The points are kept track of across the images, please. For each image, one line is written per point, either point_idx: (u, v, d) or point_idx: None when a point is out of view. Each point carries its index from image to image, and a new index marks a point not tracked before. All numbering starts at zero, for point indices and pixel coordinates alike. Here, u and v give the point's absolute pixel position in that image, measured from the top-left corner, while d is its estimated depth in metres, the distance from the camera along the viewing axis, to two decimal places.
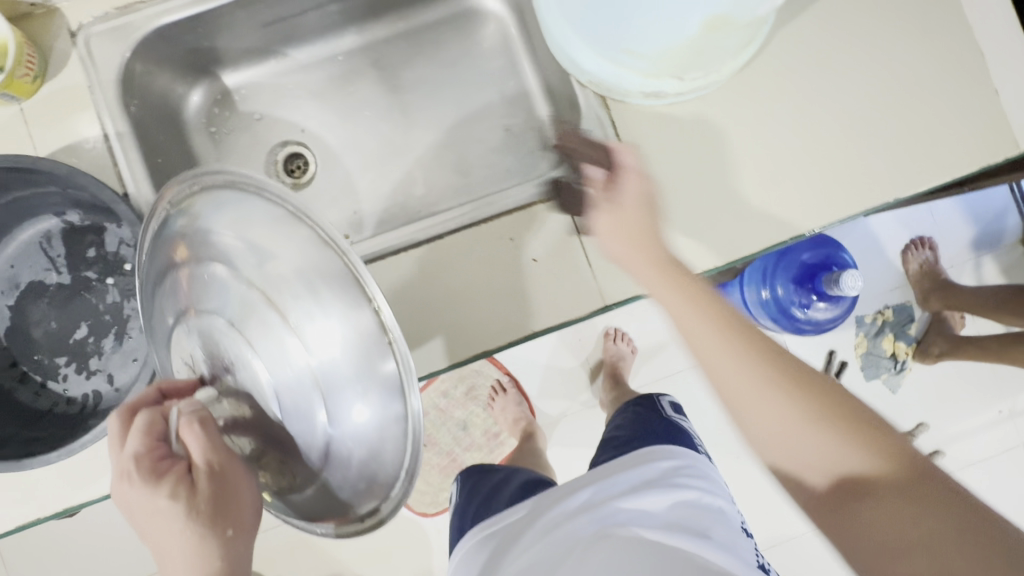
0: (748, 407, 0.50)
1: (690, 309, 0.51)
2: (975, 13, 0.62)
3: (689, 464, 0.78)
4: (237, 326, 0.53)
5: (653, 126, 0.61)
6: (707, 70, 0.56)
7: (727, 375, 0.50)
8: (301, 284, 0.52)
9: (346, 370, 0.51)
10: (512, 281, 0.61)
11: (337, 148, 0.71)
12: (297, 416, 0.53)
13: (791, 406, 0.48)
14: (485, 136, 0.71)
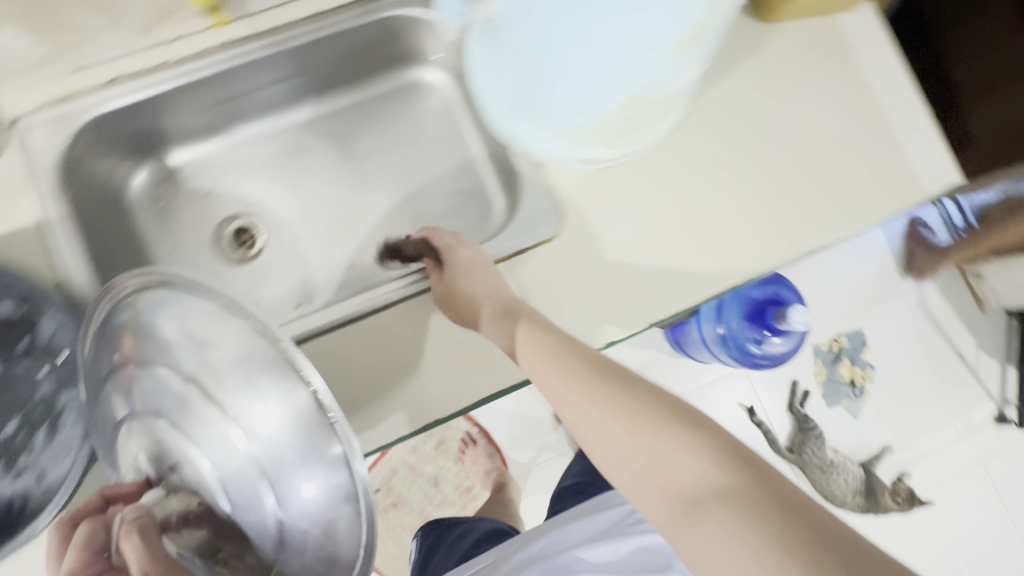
0: (572, 398, 0.52)
1: (588, 408, 0.50)
2: (872, 74, 0.68)
3: (635, 509, 0.93)
4: (181, 427, 0.54)
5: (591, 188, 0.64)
6: (634, 138, 0.60)
7: (603, 435, 0.49)
8: (238, 372, 0.53)
9: (289, 455, 0.52)
10: (460, 346, 0.61)
11: (286, 220, 0.72)
12: (247, 507, 0.53)
13: (732, 515, 0.42)
14: (434, 201, 0.73)
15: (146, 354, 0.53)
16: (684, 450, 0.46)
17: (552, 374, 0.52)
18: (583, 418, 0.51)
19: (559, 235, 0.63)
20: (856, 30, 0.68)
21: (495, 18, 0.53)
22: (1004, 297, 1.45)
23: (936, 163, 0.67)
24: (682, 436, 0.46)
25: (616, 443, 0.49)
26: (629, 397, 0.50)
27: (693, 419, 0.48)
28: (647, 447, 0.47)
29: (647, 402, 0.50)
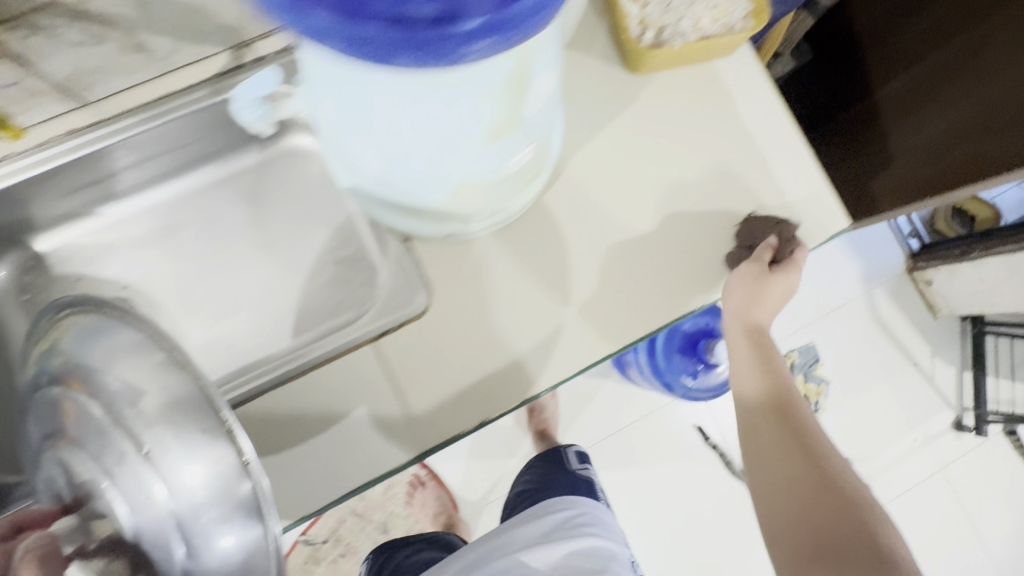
0: (756, 439, 0.67)
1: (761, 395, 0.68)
2: (752, 119, 0.66)
3: (576, 505, 1.08)
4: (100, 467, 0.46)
5: (461, 257, 0.62)
6: (493, 211, 0.57)
7: (745, 383, 0.70)
8: (175, 412, 0.45)
9: (206, 510, 0.44)
10: (327, 435, 0.57)
11: (163, 301, 0.70)
12: (154, 547, 0.45)
13: (782, 442, 0.65)
14: (317, 271, 0.71)
15: (80, 379, 0.50)
16: (797, 455, 0.63)
17: (751, 368, 0.70)
18: (757, 453, 0.66)
19: (429, 307, 0.60)
20: (733, 75, 0.66)
21: (310, 110, 0.49)
22: (954, 303, 1.44)
23: (819, 208, 0.65)
24: (780, 399, 0.68)
25: (769, 433, 0.66)
26: (784, 405, 0.67)
27: (808, 426, 0.66)
28: (795, 437, 0.65)
29: (778, 401, 0.68)
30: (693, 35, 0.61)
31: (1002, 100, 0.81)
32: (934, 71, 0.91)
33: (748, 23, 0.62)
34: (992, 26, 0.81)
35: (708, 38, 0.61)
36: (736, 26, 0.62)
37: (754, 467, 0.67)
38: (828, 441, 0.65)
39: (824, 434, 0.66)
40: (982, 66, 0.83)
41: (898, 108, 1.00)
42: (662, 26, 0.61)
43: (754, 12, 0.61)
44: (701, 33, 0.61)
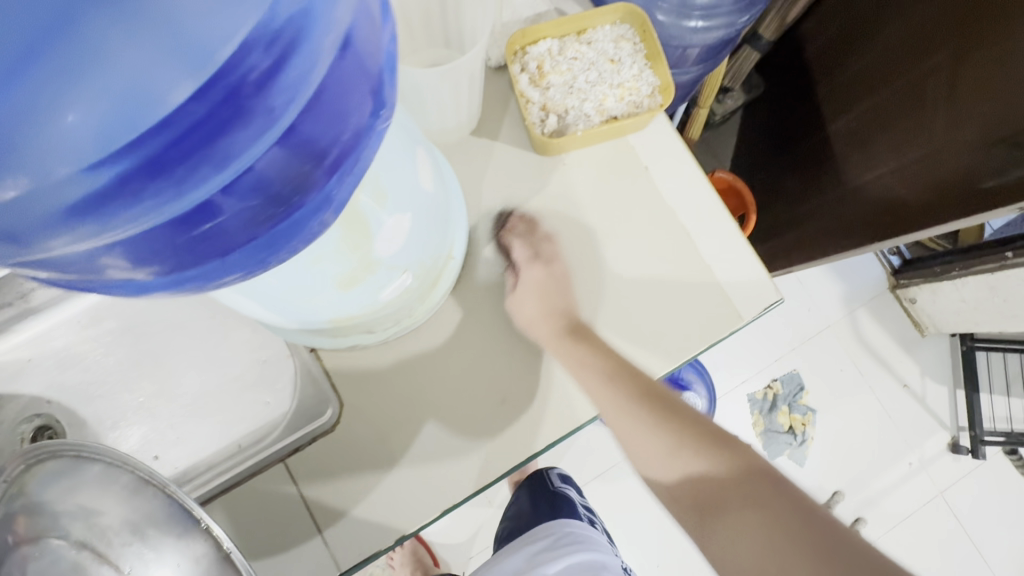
0: (628, 435, 0.57)
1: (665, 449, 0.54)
2: (673, 193, 0.63)
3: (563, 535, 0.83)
4: None
5: (371, 364, 0.59)
6: (392, 322, 0.53)
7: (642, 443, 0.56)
8: (130, 531, 0.46)
9: None
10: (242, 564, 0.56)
11: (84, 414, 0.68)
12: None
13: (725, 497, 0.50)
14: (239, 372, 0.68)
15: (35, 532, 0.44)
16: (729, 490, 0.51)
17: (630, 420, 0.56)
18: (633, 442, 0.57)
19: (340, 420, 0.58)
20: (650, 148, 0.64)
21: None
22: (939, 320, 1.39)
23: (748, 281, 0.62)
24: (679, 441, 0.54)
25: (682, 482, 0.53)
26: (653, 406, 0.56)
27: (697, 442, 0.54)
28: (682, 471, 0.54)
29: (686, 439, 0.54)
30: (598, 116, 0.59)
31: (952, 139, 0.72)
32: (887, 102, 0.83)
33: (656, 98, 0.59)
34: (939, 57, 0.73)
35: (615, 118, 0.59)
36: (644, 103, 0.59)
37: (633, 455, 0.58)
38: (740, 458, 0.52)
39: (715, 429, 0.55)
40: (929, 97, 0.75)
41: (851, 140, 0.91)
42: (566, 109, 0.59)
43: (661, 88, 0.59)
44: (606, 113, 0.59)
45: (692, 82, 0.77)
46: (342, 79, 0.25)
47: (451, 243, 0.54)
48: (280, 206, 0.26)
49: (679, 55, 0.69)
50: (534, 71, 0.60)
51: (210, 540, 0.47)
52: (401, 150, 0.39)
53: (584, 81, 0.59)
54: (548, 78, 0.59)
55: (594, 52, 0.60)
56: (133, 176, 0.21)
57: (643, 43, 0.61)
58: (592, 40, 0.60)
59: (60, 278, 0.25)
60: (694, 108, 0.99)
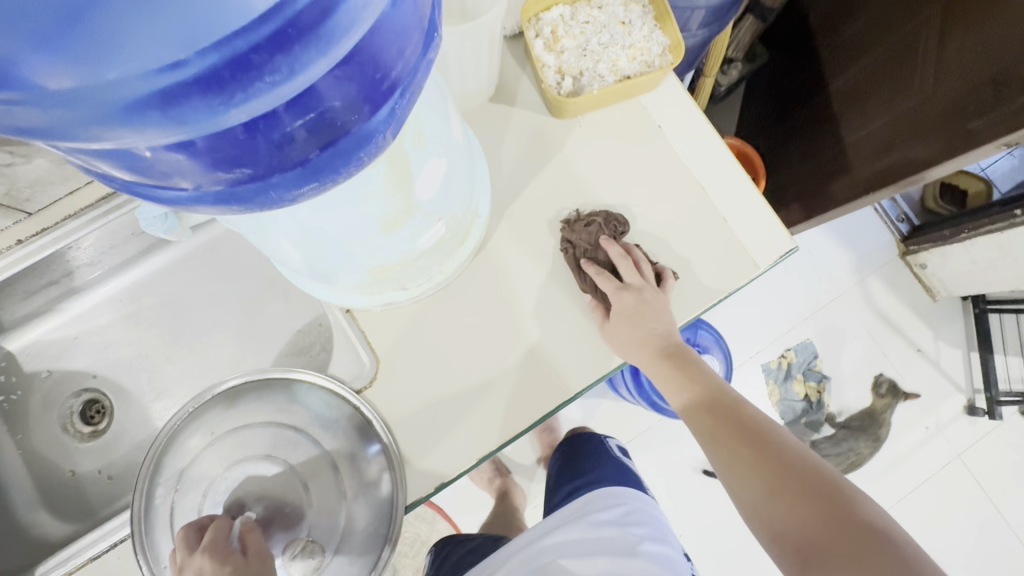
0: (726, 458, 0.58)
1: (741, 468, 0.56)
2: (686, 151, 0.65)
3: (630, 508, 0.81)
4: (270, 455, 0.61)
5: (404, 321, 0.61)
6: (424, 277, 0.56)
7: (725, 464, 0.58)
8: (276, 411, 0.60)
9: (341, 450, 0.59)
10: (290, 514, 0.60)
11: (130, 387, 0.71)
12: (318, 488, 0.60)
13: (810, 523, 0.50)
14: (275, 342, 0.71)
15: (212, 429, 0.60)
16: (814, 515, 0.50)
17: (711, 440, 0.59)
18: (737, 481, 0.56)
19: (377, 373, 0.60)
20: (662, 109, 0.66)
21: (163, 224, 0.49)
22: (951, 284, 1.40)
23: (763, 231, 0.64)
24: (781, 481, 0.53)
25: (758, 508, 0.54)
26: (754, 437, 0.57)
27: (810, 488, 0.52)
28: (776, 513, 0.52)
29: (764, 460, 0.55)
30: (610, 76, 0.61)
31: (934, 91, 0.76)
32: (884, 58, 0.86)
33: (667, 57, 0.62)
34: (931, 13, 0.76)
35: (628, 77, 0.61)
36: (655, 62, 0.62)
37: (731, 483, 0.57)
38: (854, 516, 0.49)
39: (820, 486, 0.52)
40: (923, 52, 0.78)
41: (850, 98, 0.94)
42: (580, 72, 0.62)
43: (671, 47, 0.62)
44: (620, 73, 0.61)
45: (699, 45, 0.79)
46: (397, 18, 0.28)
47: (478, 201, 0.57)
48: (339, 116, 0.29)
49: (687, 17, 0.71)
50: (548, 36, 0.62)
51: (331, 402, 0.59)
52: (439, 99, 0.41)
53: (597, 43, 0.62)
54: (562, 42, 0.62)
55: (605, 15, 0.62)
56: (226, 68, 0.23)
57: (652, 5, 0.63)
58: (603, 4, 0.63)
59: (123, 171, 0.27)
60: (700, 76, 1.00)
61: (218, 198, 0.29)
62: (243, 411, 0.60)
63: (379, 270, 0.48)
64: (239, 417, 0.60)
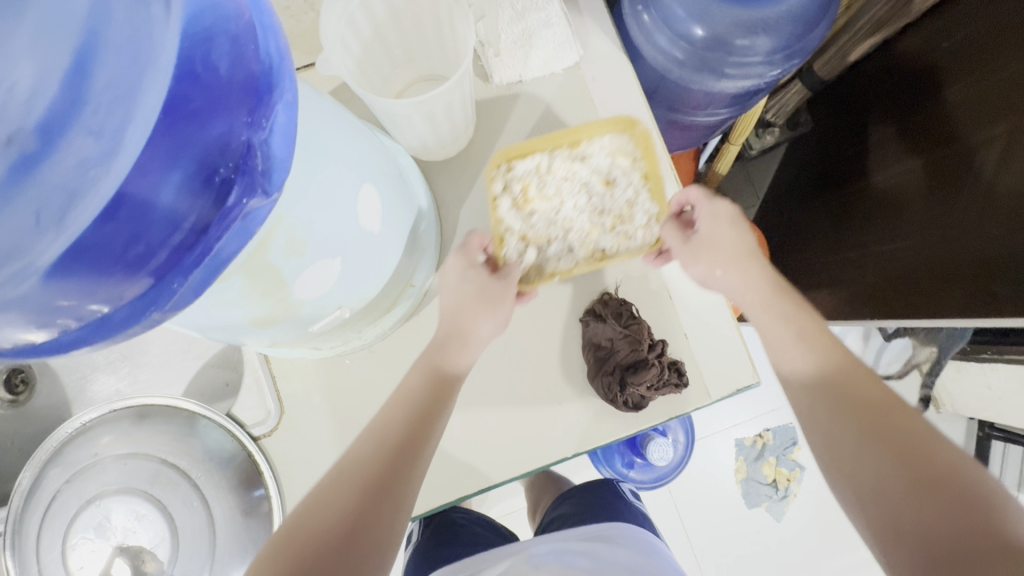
0: (805, 405, 0.48)
1: (845, 421, 0.45)
2: None
3: (635, 555, 0.64)
4: (145, 491, 0.54)
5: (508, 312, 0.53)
6: (343, 341, 0.52)
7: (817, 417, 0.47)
8: (173, 442, 0.56)
9: (224, 504, 0.55)
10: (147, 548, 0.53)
11: (53, 364, 0.70)
12: (187, 537, 0.54)
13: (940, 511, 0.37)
14: (204, 352, 0.69)
15: (107, 443, 0.56)
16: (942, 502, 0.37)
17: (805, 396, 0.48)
18: (851, 460, 0.43)
19: (278, 426, 0.57)
20: None
21: None
22: (959, 402, 1.28)
23: (723, 359, 0.57)
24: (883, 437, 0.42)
25: (863, 481, 0.42)
26: (851, 387, 0.46)
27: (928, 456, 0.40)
28: (908, 516, 0.38)
29: (867, 415, 0.44)
30: (581, 249, 0.55)
31: (970, 242, 0.67)
32: (928, 169, 0.76)
33: (652, 229, 0.55)
34: (996, 134, 0.66)
35: (601, 252, 0.55)
36: (636, 232, 0.55)
37: (841, 491, 0.44)
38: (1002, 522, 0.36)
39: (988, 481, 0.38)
40: (966, 187, 0.69)
41: (883, 201, 0.84)
42: (548, 240, 0.55)
43: (659, 218, 0.55)
44: (593, 244, 0.55)
45: (716, 124, 0.70)
46: (213, 79, 0.22)
47: (411, 271, 0.52)
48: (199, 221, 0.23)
49: (702, 98, 0.63)
50: (518, 194, 0.54)
51: (225, 446, 0.56)
52: (337, 188, 0.36)
53: (571, 207, 0.55)
54: (533, 204, 0.55)
55: (588, 169, 0.55)
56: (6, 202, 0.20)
57: (643, 158, 0.56)
58: (588, 154, 0.56)
59: None
60: (725, 143, 0.90)
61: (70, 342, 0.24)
62: (140, 434, 0.56)
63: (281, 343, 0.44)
64: (135, 438, 0.56)
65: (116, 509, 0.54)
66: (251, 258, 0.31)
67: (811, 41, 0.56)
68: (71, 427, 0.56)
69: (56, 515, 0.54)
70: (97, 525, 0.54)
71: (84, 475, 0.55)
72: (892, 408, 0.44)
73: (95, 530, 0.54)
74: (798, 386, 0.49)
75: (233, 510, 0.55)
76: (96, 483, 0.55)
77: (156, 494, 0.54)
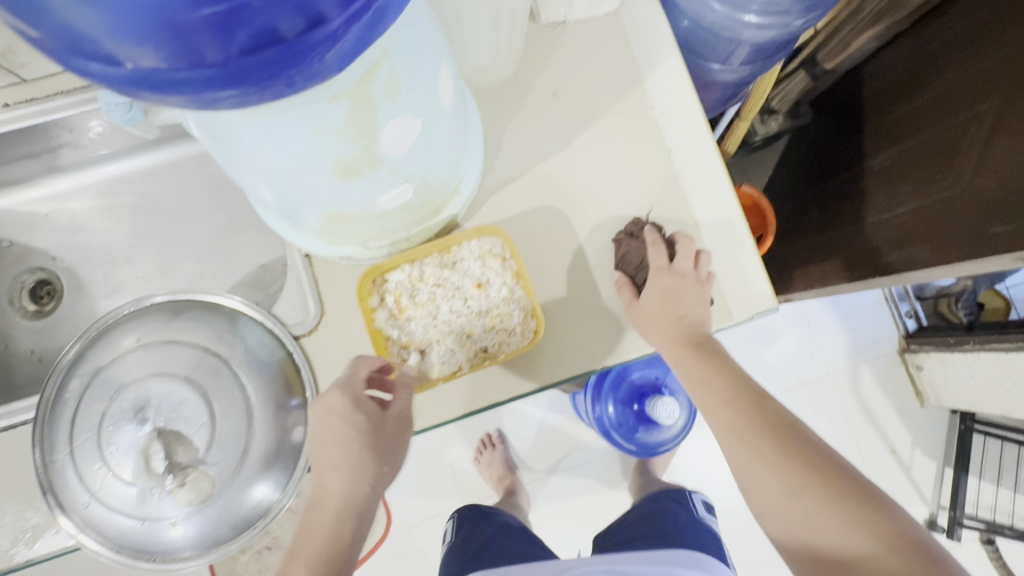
0: (705, 404, 0.57)
1: (750, 441, 0.53)
2: (692, 181, 0.62)
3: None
4: (186, 377, 0.55)
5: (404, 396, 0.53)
6: (390, 239, 0.54)
7: (721, 433, 0.55)
8: (217, 333, 0.57)
9: (262, 398, 0.56)
10: (183, 434, 0.54)
11: (85, 276, 0.71)
12: (223, 424, 0.55)
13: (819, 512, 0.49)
14: (238, 270, 0.70)
15: (150, 332, 0.57)
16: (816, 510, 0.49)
17: (713, 407, 0.56)
18: (753, 481, 0.53)
19: (316, 328, 0.57)
20: (677, 132, 0.63)
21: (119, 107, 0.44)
22: (942, 394, 1.34)
23: (746, 284, 0.61)
24: (773, 451, 0.52)
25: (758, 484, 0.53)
26: (745, 402, 0.55)
27: (802, 462, 0.51)
28: (814, 531, 0.49)
29: (761, 430, 0.53)
30: (460, 348, 0.57)
31: (954, 212, 0.74)
32: (925, 145, 0.83)
33: (530, 324, 0.57)
34: (986, 107, 0.73)
35: (484, 349, 0.58)
36: (516, 329, 0.58)
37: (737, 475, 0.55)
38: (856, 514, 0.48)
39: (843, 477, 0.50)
40: (961, 153, 0.76)
41: (882, 176, 0.91)
42: (430, 344, 0.57)
43: (533, 312, 0.57)
44: (474, 343, 0.58)
45: (737, 83, 0.76)
46: None
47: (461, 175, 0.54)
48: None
49: (728, 51, 0.69)
50: (392, 306, 0.57)
51: (265, 342, 0.57)
52: (422, 46, 0.38)
53: (447, 310, 0.58)
54: (408, 312, 0.57)
55: (458, 275, 0.58)
56: None
57: (512, 258, 0.58)
58: (457, 260, 0.58)
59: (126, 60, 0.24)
60: (736, 119, 0.96)
61: (143, 81, 0.24)
62: (184, 324, 0.57)
63: (335, 217, 0.46)
64: (179, 328, 0.57)
65: (156, 394, 0.55)
66: (356, 82, 0.33)
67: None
68: (118, 314, 0.57)
69: (94, 396, 0.55)
70: (134, 408, 0.54)
71: (124, 359, 0.56)
72: (786, 427, 0.53)
73: (133, 412, 0.54)
74: (706, 397, 0.56)
75: (269, 404, 0.56)
76: (139, 367, 0.56)
77: (196, 382, 0.55)
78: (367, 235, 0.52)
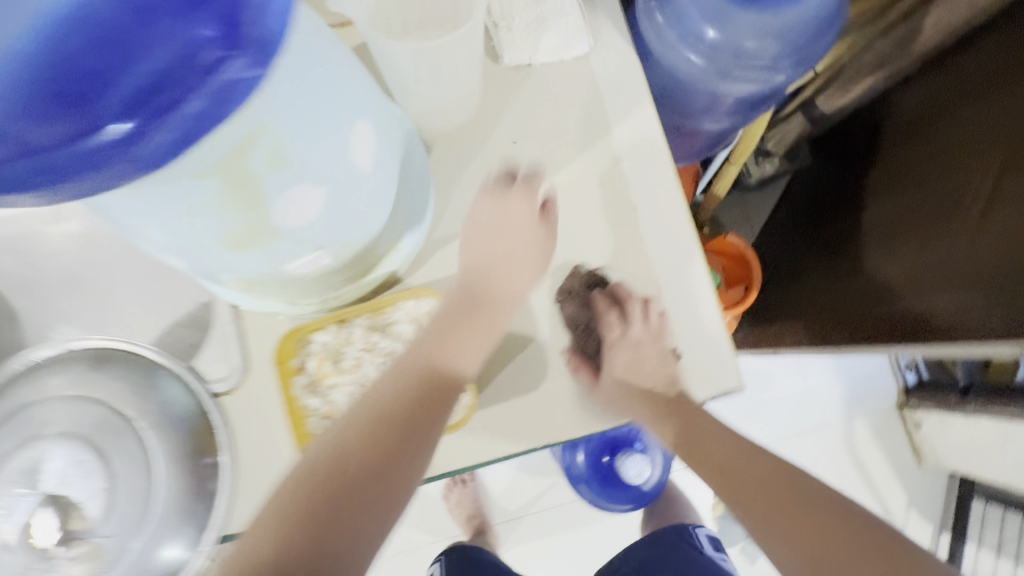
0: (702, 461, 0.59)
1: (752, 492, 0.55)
2: (657, 242, 0.57)
3: None
4: (89, 437, 0.51)
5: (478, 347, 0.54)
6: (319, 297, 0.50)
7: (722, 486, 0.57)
8: (127, 388, 0.53)
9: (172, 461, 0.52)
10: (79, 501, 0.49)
11: None
12: (124, 491, 0.50)
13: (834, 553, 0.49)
14: None
15: (54, 385, 0.52)
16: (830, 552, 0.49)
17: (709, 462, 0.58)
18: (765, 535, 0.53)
19: (240, 385, 0.54)
20: (643, 189, 0.58)
21: None
22: (942, 455, 1.27)
23: (709, 358, 0.56)
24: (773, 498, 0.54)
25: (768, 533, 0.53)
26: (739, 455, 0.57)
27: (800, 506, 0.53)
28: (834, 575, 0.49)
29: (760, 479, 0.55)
30: (405, 379, 0.49)
31: (945, 282, 0.69)
32: (922, 203, 0.78)
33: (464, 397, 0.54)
34: (988, 166, 0.68)
35: None
36: None
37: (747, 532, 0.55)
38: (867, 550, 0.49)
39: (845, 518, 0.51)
40: (959, 216, 0.70)
41: (877, 231, 0.85)
42: None
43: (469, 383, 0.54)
44: None
45: (720, 133, 0.72)
46: None
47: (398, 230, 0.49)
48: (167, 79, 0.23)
49: (707, 103, 0.65)
50: (314, 372, 0.54)
51: (182, 399, 0.53)
52: (333, 109, 0.35)
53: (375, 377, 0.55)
54: (331, 379, 0.54)
55: (390, 340, 0.55)
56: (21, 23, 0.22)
57: None
58: (392, 322, 0.55)
59: None
60: (725, 165, 0.91)
61: None
62: (93, 378, 0.53)
63: (246, 281, 0.42)
64: (87, 381, 0.53)
65: (51, 455, 0.50)
66: (229, 159, 0.30)
67: (818, 49, 0.57)
68: (19, 363, 0.52)
69: None
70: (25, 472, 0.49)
71: (21, 415, 0.51)
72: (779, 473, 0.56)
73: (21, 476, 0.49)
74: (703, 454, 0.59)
75: (180, 468, 0.52)
76: (35, 424, 0.51)
77: (99, 443, 0.51)
78: (295, 294, 0.48)
